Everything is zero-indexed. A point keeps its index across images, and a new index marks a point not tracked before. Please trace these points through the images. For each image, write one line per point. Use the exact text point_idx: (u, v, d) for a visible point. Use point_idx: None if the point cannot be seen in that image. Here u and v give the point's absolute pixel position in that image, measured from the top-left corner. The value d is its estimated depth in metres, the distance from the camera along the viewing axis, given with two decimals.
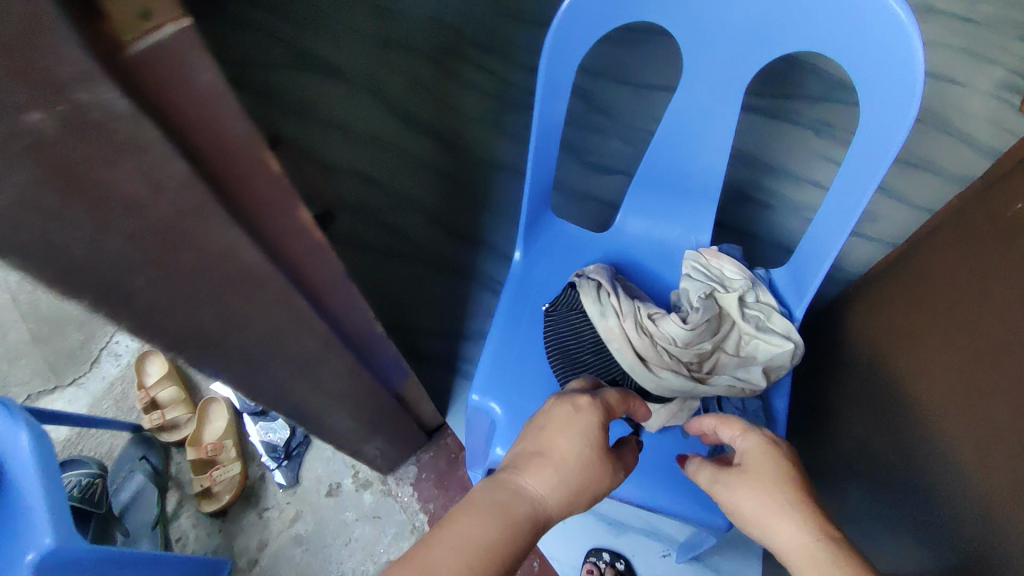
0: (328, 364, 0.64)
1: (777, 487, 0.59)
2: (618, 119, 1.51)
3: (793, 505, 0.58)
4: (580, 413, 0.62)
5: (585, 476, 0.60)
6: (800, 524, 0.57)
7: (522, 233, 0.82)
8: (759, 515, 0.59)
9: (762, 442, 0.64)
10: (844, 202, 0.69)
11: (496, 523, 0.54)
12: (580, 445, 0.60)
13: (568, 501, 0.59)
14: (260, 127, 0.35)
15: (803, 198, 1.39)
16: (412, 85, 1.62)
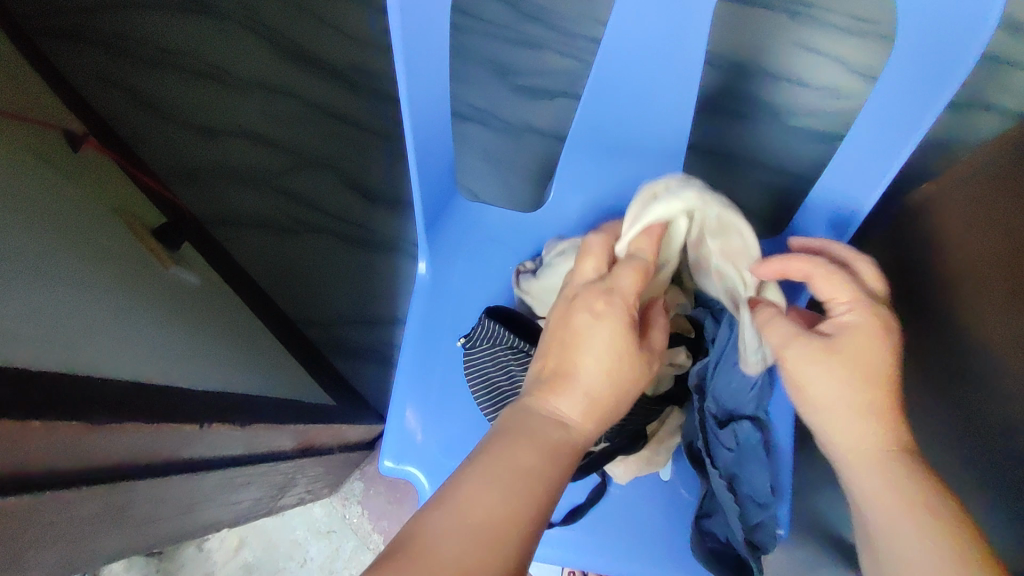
0: (155, 498, 0.45)
1: (875, 387, 0.51)
2: (554, 25, 1.23)
3: (883, 410, 0.52)
4: (605, 305, 0.49)
5: (620, 384, 0.49)
6: (880, 429, 0.52)
7: (421, 239, 0.64)
8: (842, 405, 0.52)
9: (858, 333, 0.52)
10: (855, 177, 0.60)
11: (526, 458, 0.45)
12: (609, 359, 0.48)
13: (600, 421, 0.49)
14: None
15: (782, 102, 1.17)
16: (297, 7, 1.29)
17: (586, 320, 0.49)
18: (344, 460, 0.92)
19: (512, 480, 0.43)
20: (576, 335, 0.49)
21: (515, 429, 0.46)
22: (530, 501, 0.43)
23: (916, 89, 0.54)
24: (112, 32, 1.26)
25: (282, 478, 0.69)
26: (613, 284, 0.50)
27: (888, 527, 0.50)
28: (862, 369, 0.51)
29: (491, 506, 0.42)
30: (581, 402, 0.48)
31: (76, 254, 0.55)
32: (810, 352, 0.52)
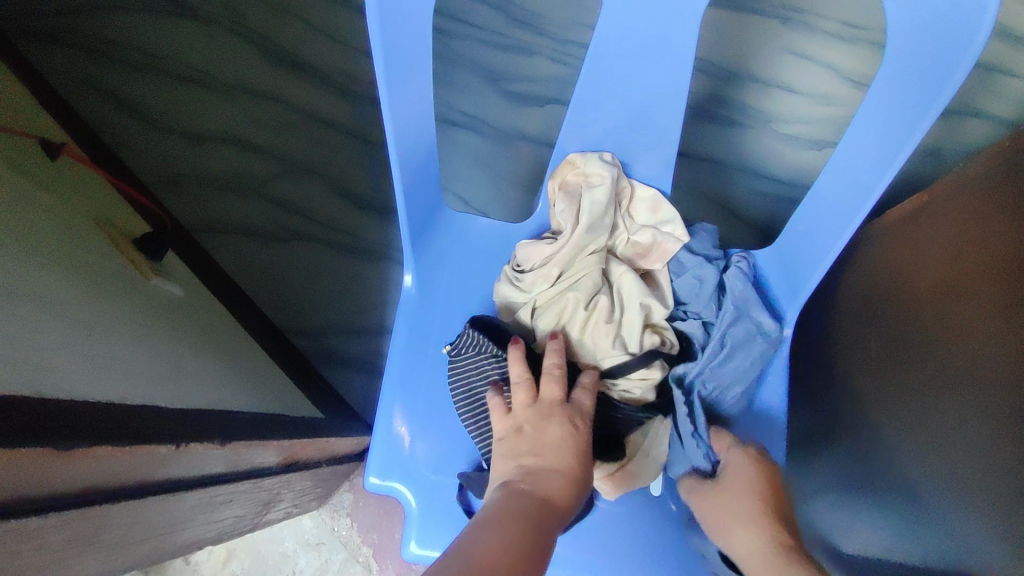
0: (130, 520, 0.44)
1: (757, 497, 0.55)
2: (546, 31, 1.22)
3: (760, 518, 0.54)
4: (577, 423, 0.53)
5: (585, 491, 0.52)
6: (760, 533, 0.53)
7: (408, 250, 0.63)
8: (731, 527, 0.54)
9: (738, 450, 0.58)
10: (851, 179, 0.59)
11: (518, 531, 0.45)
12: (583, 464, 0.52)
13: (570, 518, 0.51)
14: None
15: (773, 108, 1.17)
16: (286, 14, 1.29)
17: (552, 430, 0.52)
18: (331, 474, 0.90)
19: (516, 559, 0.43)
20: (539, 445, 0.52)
21: (506, 509, 0.47)
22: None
23: (913, 92, 0.53)
24: (95, 38, 1.26)
25: (267, 493, 0.68)
26: (571, 402, 0.55)
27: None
28: (736, 488, 0.56)
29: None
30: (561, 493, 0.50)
31: (49, 268, 0.54)
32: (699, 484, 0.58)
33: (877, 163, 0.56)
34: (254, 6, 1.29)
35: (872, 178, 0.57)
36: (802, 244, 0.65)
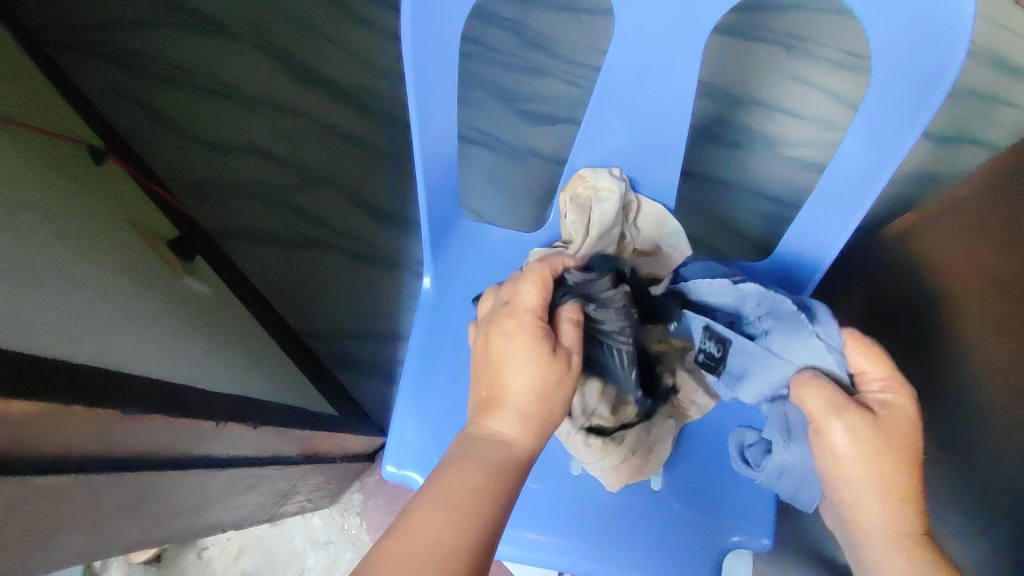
0: (172, 492, 0.48)
1: (903, 458, 0.52)
2: (558, 54, 1.28)
3: (901, 487, 0.52)
4: (515, 322, 0.53)
5: (547, 386, 0.51)
6: (899, 501, 0.51)
7: (427, 252, 0.67)
8: (872, 486, 0.51)
9: (899, 406, 0.53)
10: (850, 181, 0.62)
11: (468, 473, 0.48)
12: (531, 362, 0.51)
13: (541, 428, 0.51)
14: None
15: (776, 131, 1.21)
16: (310, 33, 1.35)
17: (504, 345, 0.52)
18: (345, 470, 0.94)
19: (457, 505, 0.46)
20: (493, 368, 0.52)
21: (458, 455, 0.50)
22: (474, 516, 0.45)
23: (904, 100, 0.56)
24: (127, 51, 1.32)
25: (287, 483, 0.71)
26: (519, 304, 0.54)
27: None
28: (899, 450, 0.51)
29: (437, 525, 0.44)
30: (515, 414, 0.51)
31: (98, 262, 0.59)
32: (852, 417, 0.51)
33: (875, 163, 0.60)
34: (279, 24, 1.36)
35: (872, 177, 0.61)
36: (805, 245, 0.68)
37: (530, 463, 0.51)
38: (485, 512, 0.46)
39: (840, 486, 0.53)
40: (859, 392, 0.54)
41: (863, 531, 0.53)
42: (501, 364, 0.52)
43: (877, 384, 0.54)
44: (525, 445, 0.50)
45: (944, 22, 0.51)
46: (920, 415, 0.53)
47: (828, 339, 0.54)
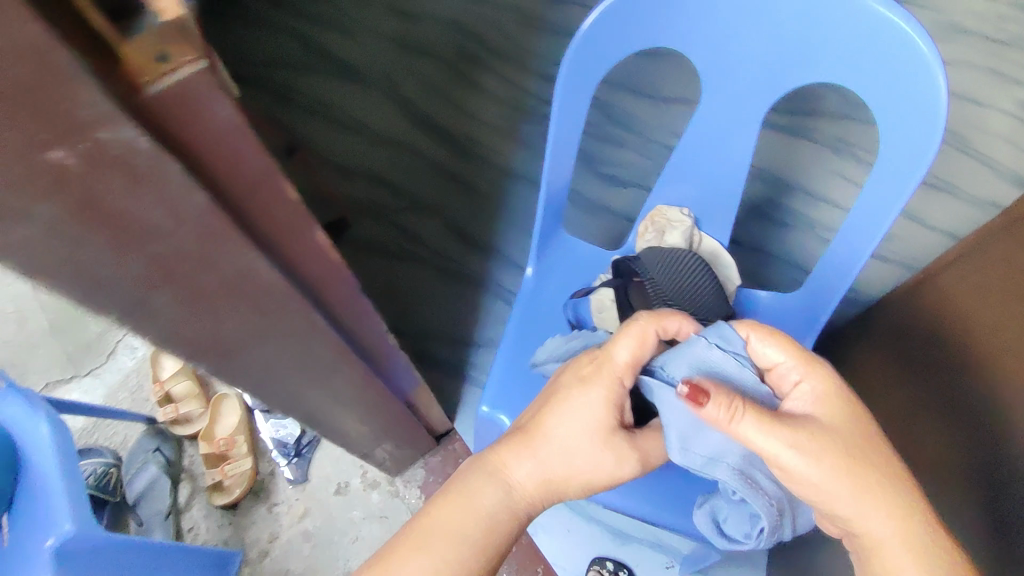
0: (343, 373, 0.66)
1: (867, 455, 0.61)
2: (636, 131, 1.52)
3: (881, 485, 0.61)
4: (589, 371, 0.66)
5: (576, 451, 0.64)
6: (884, 502, 0.60)
7: (534, 248, 0.87)
8: (857, 494, 0.60)
9: (813, 398, 0.65)
10: (861, 232, 0.75)
11: (462, 510, 0.63)
12: (574, 424, 0.64)
13: (551, 484, 0.65)
14: (274, 159, 0.37)
15: (819, 216, 1.40)
16: (431, 89, 1.63)
17: (567, 387, 0.66)
18: (418, 440, 1.10)
19: (439, 541, 0.62)
20: (547, 430, 0.65)
21: (461, 491, 0.64)
22: (445, 556, 0.61)
23: (899, 170, 0.69)
24: (283, 86, 1.63)
25: (388, 420, 0.89)
26: (607, 355, 0.66)
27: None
28: (859, 448, 0.61)
29: (415, 562, 0.61)
30: (533, 463, 0.64)
31: None
32: (789, 432, 0.60)
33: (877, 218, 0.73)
34: (406, 79, 1.65)
35: (874, 229, 0.73)
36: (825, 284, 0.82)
37: (524, 511, 0.65)
38: (461, 553, 0.61)
39: (837, 504, 0.60)
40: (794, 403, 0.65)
41: (873, 532, 0.61)
42: (555, 437, 0.64)
43: (783, 363, 0.67)
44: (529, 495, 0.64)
45: (926, 118, 0.65)
46: (855, 409, 0.64)
47: (710, 340, 0.67)
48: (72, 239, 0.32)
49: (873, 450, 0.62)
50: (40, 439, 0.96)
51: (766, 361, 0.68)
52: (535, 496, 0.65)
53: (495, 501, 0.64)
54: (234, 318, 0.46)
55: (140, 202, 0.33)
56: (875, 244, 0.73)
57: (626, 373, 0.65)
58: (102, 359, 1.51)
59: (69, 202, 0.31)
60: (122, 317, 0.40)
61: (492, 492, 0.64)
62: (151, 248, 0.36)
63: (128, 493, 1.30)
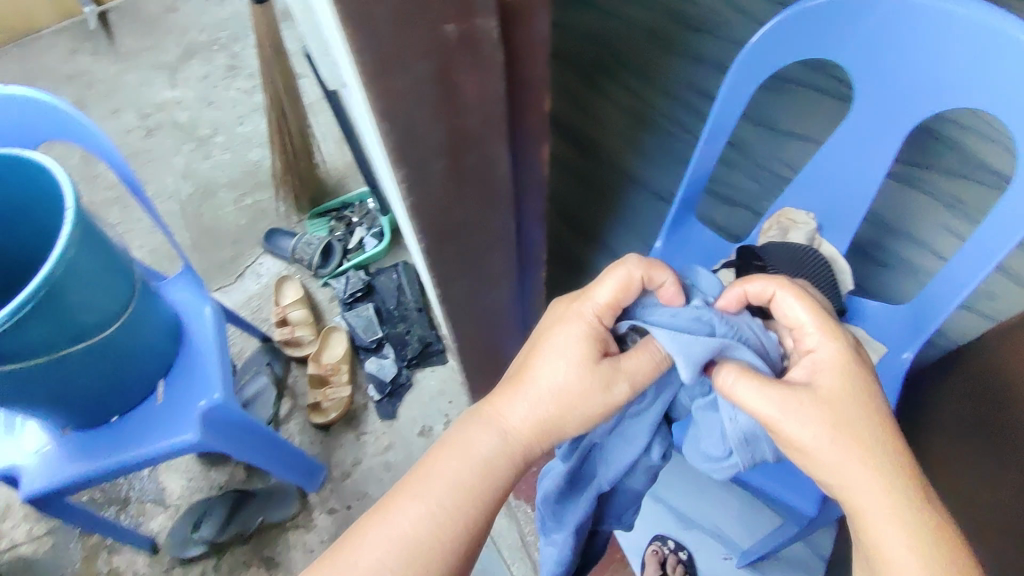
0: (501, 291, 0.77)
1: (856, 416, 0.65)
2: (750, 157, 1.60)
3: (868, 449, 0.64)
4: (575, 314, 0.72)
5: (559, 386, 0.70)
6: (875, 465, 0.63)
7: (666, 227, 0.97)
8: (845, 458, 0.63)
9: (832, 354, 0.68)
10: (981, 249, 0.78)
11: (457, 458, 0.71)
12: (558, 360, 0.70)
13: (538, 422, 0.71)
14: (548, 71, 0.49)
15: (922, 264, 1.43)
16: (561, 90, 1.76)
17: (552, 333, 0.72)
18: None
19: (436, 484, 0.69)
20: (534, 374, 0.72)
21: (457, 438, 0.72)
22: (440, 497, 0.69)
23: None
24: None
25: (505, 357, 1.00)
26: (591, 300, 0.73)
27: (900, 560, 0.61)
28: (844, 413, 0.64)
29: (413, 508, 0.68)
30: (522, 404, 0.71)
31: None
32: (781, 393, 0.64)
33: (1003, 239, 0.76)
34: None
35: (998, 248, 0.77)
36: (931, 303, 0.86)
37: (515, 449, 0.71)
38: (454, 491, 0.69)
39: (825, 469, 0.64)
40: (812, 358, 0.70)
41: (861, 503, 0.63)
42: (539, 381, 0.71)
43: (804, 321, 0.71)
44: (516, 431, 0.71)
45: None
46: (850, 371, 0.67)
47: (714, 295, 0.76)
48: (419, 99, 0.45)
49: (865, 422, 0.64)
50: (201, 318, 1.13)
51: (793, 322, 0.72)
52: (523, 442, 0.71)
53: (487, 442, 0.71)
54: (462, 207, 0.58)
55: (468, 80, 0.45)
56: (996, 263, 0.77)
57: (606, 311, 0.73)
58: (233, 279, 1.69)
59: (433, 69, 0.43)
60: (409, 179, 0.52)
61: (485, 439, 0.71)
62: (454, 123, 0.48)
63: (242, 395, 1.46)
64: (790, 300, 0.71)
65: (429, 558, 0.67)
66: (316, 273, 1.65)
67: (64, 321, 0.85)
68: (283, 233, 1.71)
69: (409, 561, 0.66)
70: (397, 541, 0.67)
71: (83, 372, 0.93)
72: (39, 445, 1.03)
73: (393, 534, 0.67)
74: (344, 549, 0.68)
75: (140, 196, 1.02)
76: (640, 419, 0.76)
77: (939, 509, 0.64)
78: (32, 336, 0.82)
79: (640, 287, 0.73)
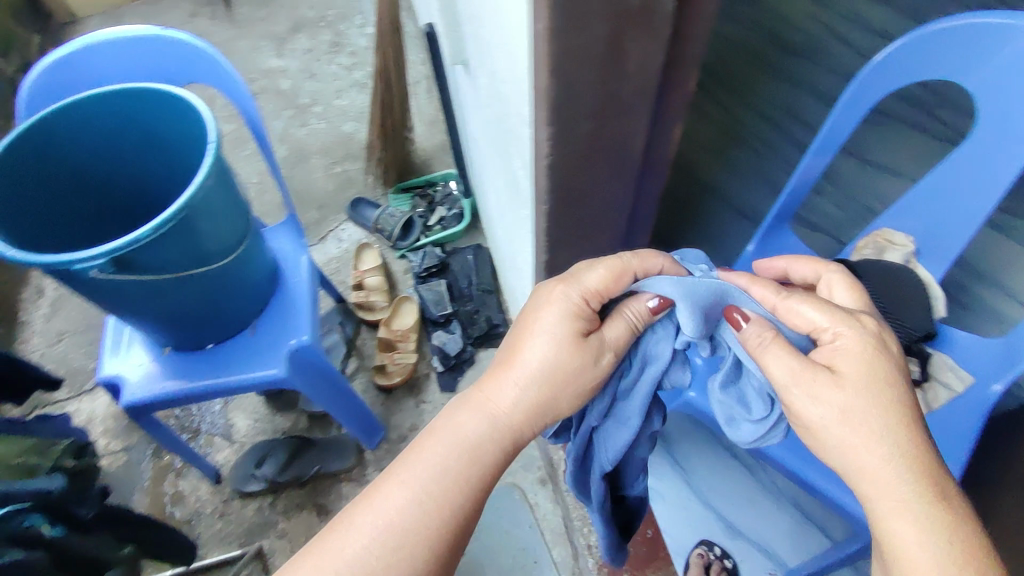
0: None
1: (876, 400, 0.61)
2: (837, 183, 1.58)
3: (890, 433, 0.60)
4: (562, 295, 0.72)
5: (548, 361, 0.70)
6: (894, 450, 0.60)
7: (759, 233, 0.98)
8: (862, 443, 0.61)
9: (848, 341, 0.64)
10: None
11: (444, 440, 0.69)
12: (544, 338, 0.71)
13: (529, 398, 0.71)
14: (701, 50, 0.53)
15: (1008, 312, 1.39)
16: None
17: (541, 314, 0.72)
18: None
19: (424, 466, 0.67)
20: (524, 355, 0.72)
21: (446, 419, 0.71)
22: (427, 477, 0.66)
23: None
24: None
25: None
26: (580, 282, 0.72)
27: (902, 551, 0.59)
28: (863, 394, 0.61)
29: (397, 497, 0.65)
30: (512, 380, 0.72)
31: None
32: (793, 368, 0.64)
33: None
34: None
35: None
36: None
37: (503, 427, 0.71)
38: (442, 469, 0.67)
39: (839, 450, 0.62)
40: (823, 345, 0.66)
41: (871, 492, 0.61)
42: (529, 363, 0.71)
43: (818, 323, 0.66)
44: (502, 406, 0.71)
45: None
46: (867, 355, 0.63)
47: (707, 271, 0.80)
48: (587, 60, 0.49)
49: (879, 412, 0.61)
50: (298, 265, 1.20)
51: (807, 325, 0.68)
52: (513, 424, 0.71)
53: (478, 419, 0.70)
54: (591, 174, 0.62)
55: (633, 47, 0.49)
56: None
57: (593, 297, 0.72)
58: (316, 240, 1.77)
59: (608, 33, 0.47)
60: (555, 139, 0.56)
61: (476, 422, 0.70)
62: (609, 89, 0.52)
63: None
64: (799, 303, 0.68)
65: (419, 545, 0.64)
66: (394, 244, 1.72)
67: (193, 243, 0.91)
68: (368, 203, 1.78)
69: (399, 548, 0.63)
70: (385, 529, 0.63)
71: (195, 294, 0.99)
72: (141, 360, 1.12)
73: (382, 522, 0.64)
74: (327, 538, 0.64)
75: (260, 139, 1.08)
76: (630, 396, 0.77)
77: (956, 507, 0.60)
78: (168, 254, 0.88)
79: (631, 277, 0.73)
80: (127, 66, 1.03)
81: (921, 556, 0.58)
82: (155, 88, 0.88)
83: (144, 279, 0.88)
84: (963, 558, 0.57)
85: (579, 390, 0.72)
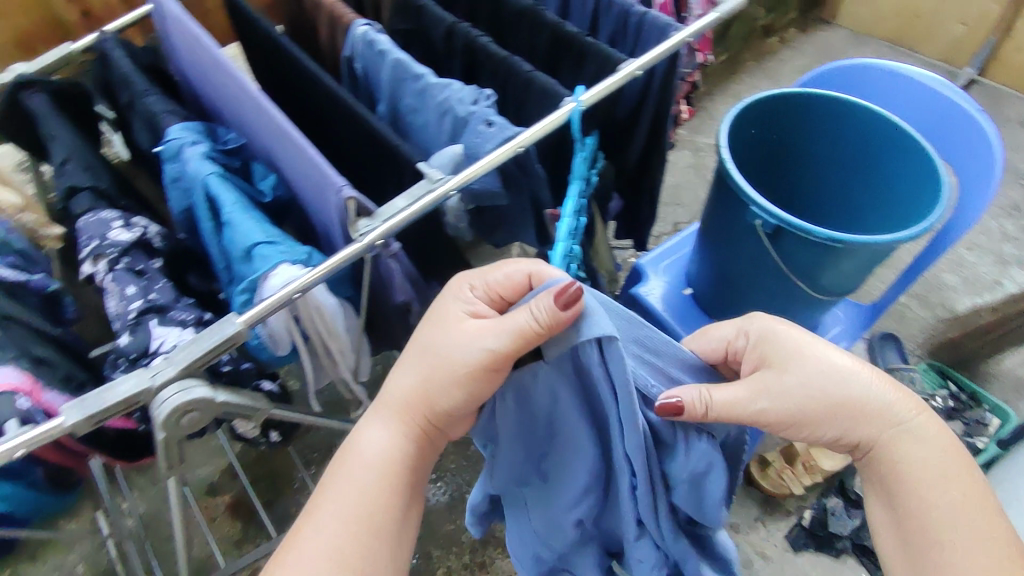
0: None
1: (823, 355, 0.54)
2: None
3: (840, 374, 0.53)
4: (457, 291, 0.55)
5: (432, 346, 0.54)
6: (860, 378, 0.53)
7: None
8: (838, 402, 0.53)
9: (760, 329, 0.56)
10: None
11: (350, 472, 0.55)
12: (432, 325, 0.55)
13: (421, 401, 0.55)
14: None
15: None
16: None
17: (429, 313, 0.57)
18: None
19: (343, 494, 0.54)
20: (415, 345, 0.56)
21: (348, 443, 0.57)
22: (346, 512, 0.53)
23: None
24: None
25: None
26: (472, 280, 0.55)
27: (918, 498, 0.52)
28: (806, 361, 0.54)
29: (326, 535, 0.52)
30: (405, 384, 0.56)
31: None
32: (752, 386, 0.54)
33: None
34: None
35: None
36: None
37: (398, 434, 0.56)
38: (360, 499, 0.54)
39: (817, 425, 0.54)
40: (748, 361, 0.56)
41: (856, 432, 0.53)
42: (416, 350, 0.56)
43: (724, 334, 0.58)
44: (395, 410, 0.56)
45: None
46: (784, 340, 0.55)
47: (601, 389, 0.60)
48: None
49: (825, 356, 0.54)
50: None
51: (718, 342, 0.58)
52: (413, 422, 0.56)
53: (375, 435, 0.56)
54: None
55: None
56: None
57: (483, 286, 0.55)
58: None
59: None
60: None
61: (370, 425, 0.57)
62: None
63: None
64: (700, 333, 0.59)
65: (377, 553, 0.53)
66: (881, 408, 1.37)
67: (818, 269, 0.93)
68: (896, 346, 1.45)
69: (345, 551, 0.51)
70: (310, 556, 0.51)
71: (764, 291, 1.03)
72: (665, 278, 1.26)
73: (304, 551, 0.51)
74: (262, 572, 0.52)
75: (930, 252, 1.02)
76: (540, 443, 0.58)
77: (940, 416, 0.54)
78: (796, 256, 0.93)
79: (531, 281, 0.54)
80: (911, 117, 1.07)
81: (925, 480, 0.52)
82: (931, 154, 0.88)
83: (767, 252, 0.95)
84: (954, 463, 0.52)
85: (470, 384, 0.52)
